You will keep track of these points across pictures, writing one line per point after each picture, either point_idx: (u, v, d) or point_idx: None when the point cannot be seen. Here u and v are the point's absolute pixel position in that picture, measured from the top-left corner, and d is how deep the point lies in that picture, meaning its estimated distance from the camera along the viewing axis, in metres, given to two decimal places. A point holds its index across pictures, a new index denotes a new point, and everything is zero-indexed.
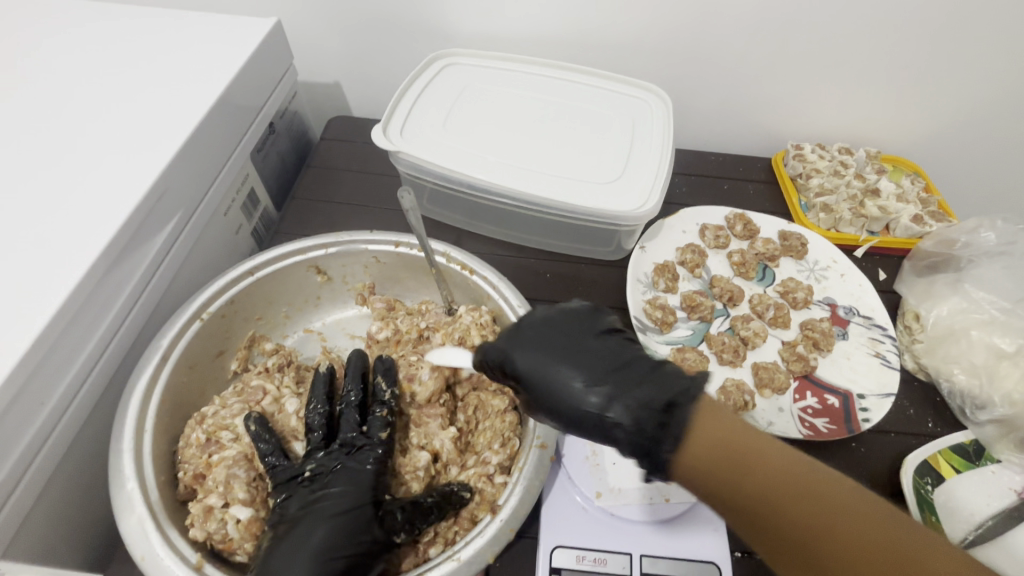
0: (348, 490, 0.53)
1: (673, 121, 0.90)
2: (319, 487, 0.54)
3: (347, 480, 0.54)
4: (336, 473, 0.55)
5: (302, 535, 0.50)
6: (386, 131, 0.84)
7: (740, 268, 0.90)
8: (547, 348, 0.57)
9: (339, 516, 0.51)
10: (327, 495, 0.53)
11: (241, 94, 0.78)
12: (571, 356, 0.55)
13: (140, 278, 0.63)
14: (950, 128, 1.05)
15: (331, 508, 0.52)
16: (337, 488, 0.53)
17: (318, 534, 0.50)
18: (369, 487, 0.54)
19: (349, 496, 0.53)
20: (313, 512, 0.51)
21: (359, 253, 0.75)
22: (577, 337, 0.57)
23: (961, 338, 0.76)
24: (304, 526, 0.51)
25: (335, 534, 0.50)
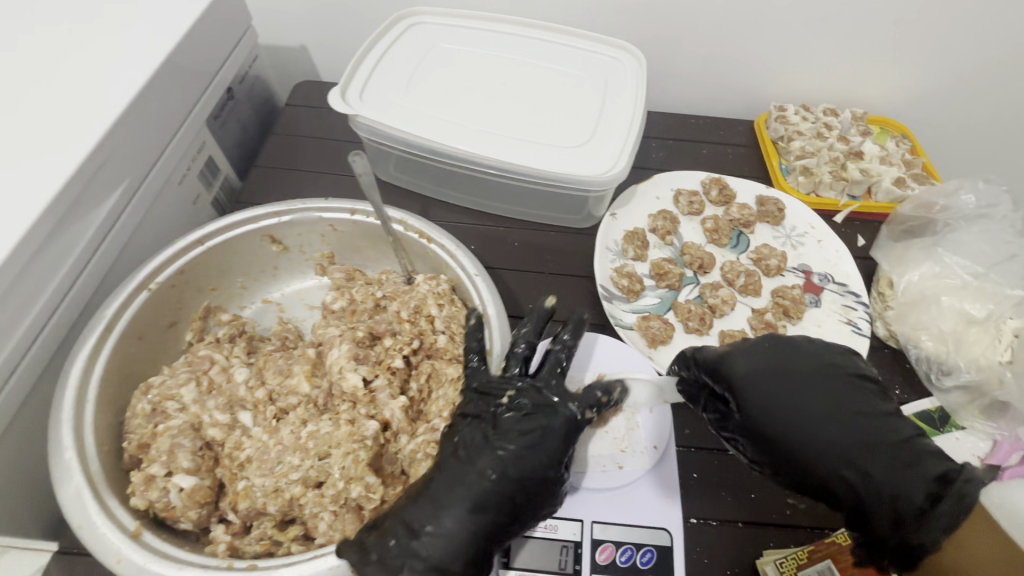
0: (536, 445, 0.55)
1: (645, 81, 0.86)
2: (487, 439, 0.55)
3: (536, 436, 0.55)
4: (513, 420, 0.56)
5: (470, 483, 0.52)
6: (345, 94, 0.81)
7: (713, 235, 0.87)
8: (812, 407, 0.54)
9: (521, 478, 0.53)
10: (499, 449, 0.54)
11: (192, 56, 0.75)
12: (796, 402, 0.54)
13: (86, 246, 0.62)
14: (941, 87, 1.01)
15: (511, 465, 0.53)
16: (519, 439, 0.55)
17: (490, 483, 0.52)
18: (559, 443, 0.56)
19: (540, 455, 0.54)
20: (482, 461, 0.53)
21: (315, 222, 0.74)
22: (844, 386, 0.55)
23: (932, 304, 0.73)
24: (476, 477, 0.53)
25: (501, 487, 0.52)
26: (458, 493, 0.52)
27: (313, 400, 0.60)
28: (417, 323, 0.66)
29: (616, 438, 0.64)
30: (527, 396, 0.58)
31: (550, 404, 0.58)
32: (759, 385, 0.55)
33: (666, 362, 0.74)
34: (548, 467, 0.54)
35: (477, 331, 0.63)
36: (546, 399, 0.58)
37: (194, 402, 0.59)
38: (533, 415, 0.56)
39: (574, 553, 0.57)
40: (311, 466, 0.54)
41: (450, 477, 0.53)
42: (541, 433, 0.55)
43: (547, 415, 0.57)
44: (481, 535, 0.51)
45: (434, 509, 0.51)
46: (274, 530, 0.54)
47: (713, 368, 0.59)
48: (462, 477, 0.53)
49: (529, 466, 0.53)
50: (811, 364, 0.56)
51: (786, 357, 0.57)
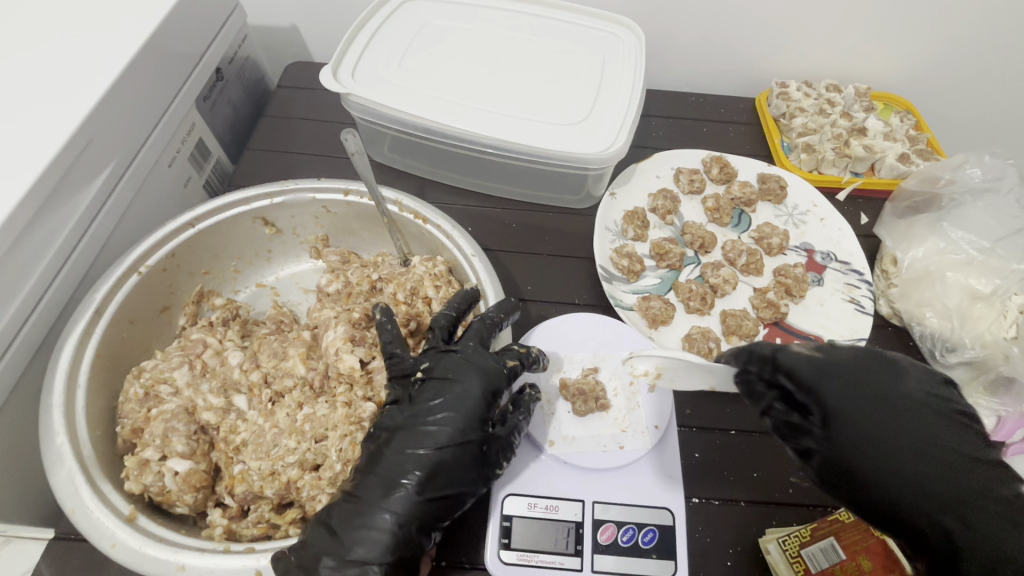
0: (458, 412, 0.51)
1: (644, 57, 0.84)
2: (409, 418, 0.52)
3: (454, 403, 0.52)
4: (432, 390, 0.53)
5: (404, 464, 0.49)
6: (337, 73, 0.79)
7: (714, 213, 0.86)
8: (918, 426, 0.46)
9: (445, 448, 0.50)
10: (426, 425, 0.51)
11: (178, 33, 0.73)
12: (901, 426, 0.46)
13: (72, 231, 0.60)
14: (947, 61, 0.99)
15: (437, 438, 0.50)
16: (442, 409, 0.52)
17: (417, 460, 0.49)
18: (480, 405, 0.52)
19: (460, 421, 0.51)
20: (417, 436, 0.50)
21: (308, 203, 0.72)
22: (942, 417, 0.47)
23: (937, 280, 0.72)
24: (405, 457, 0.49)
25: (430, 463, 0.49)
26: (397, 476, 0.48)
27: (309, 382, 0.58)
28: (413, 304, 0.65)
29: (616, 418, 0.63)
30: (443, 365, 0.54)
31: (467, 365, 0.54)
32: (852, 411, 0.46)
33: (667, 342, 0.74)
34: (470, 432, 0.51)
35: (386, 323, 0.58)
36: (461, 362, 0.54)
37: (188, 385, 0.59)
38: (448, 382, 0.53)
39: (575, 533, 0.56)
40: (308, 449, 0.53)
41: (385, 460, 0.49)
42: (459, 399, 0.52)
43: (465, 378, 0.53)
44: (415, 519, 0.47)
45: (372, 492, 0.48)
46: (272, 514, 0.53)
47: (806, 384, 0.47)
48: (392, 457, 0.49)
49: (451, 433, 0.50)
50: (911, 393, 0.47)
51: (874, 378, 0.47)
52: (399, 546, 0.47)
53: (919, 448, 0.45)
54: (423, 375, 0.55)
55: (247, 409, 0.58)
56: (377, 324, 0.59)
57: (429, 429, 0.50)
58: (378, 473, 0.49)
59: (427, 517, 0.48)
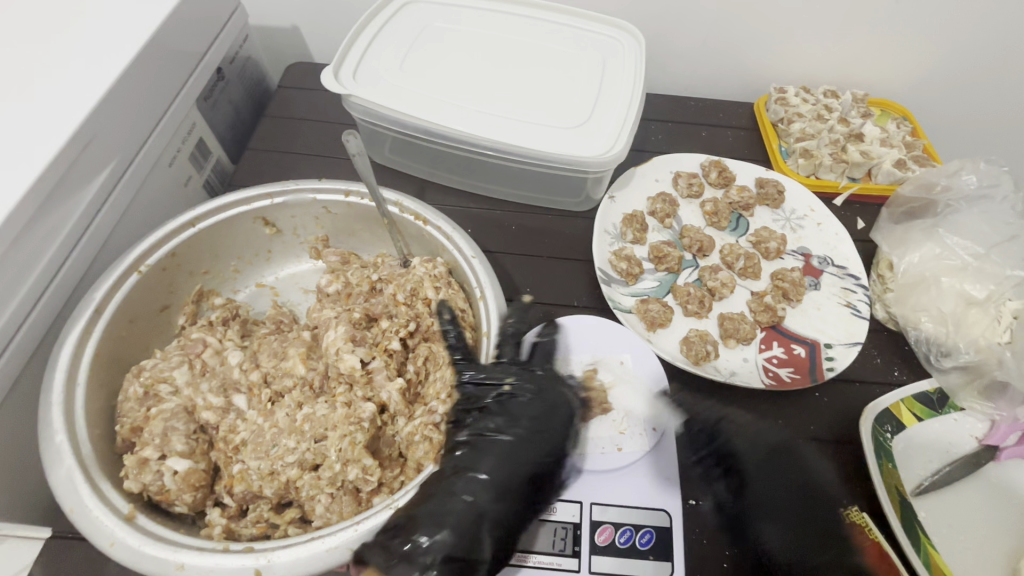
0: (546, 428, 0.58)
1: (644, 61, 0.85)
2: (493, 428, 0.56)
3: (542, 418, 0.59)
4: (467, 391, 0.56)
5: (486, 470, 0.53)
6: (338, 74, 0.79)
7: (713, 217, 0.86)
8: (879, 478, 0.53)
9: (530, 462, 0.56)
10: (508, 436, 0.56)
11: (180, 34, 0.73)
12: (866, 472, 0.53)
13: (72, 229, 0.60)
14: (943, 69, 1.00)
15: (526, 451, 0.56)
16: (526, 423, 0.57)
17: (505, 468, 0.54)
18: (562, 426, 0.60)
19: (546, 437, 0.58)
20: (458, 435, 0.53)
21: (308, 204, 0.73)
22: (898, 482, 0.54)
23: (932, 286, 0.74)
24: (491, 464, 0.54)
25: (514, 473, 0.54)
26: (482, 483, 0.52)
27: (309, 382, 0.59)
28: (413, 305, 0.65)
29: (615, 420, 0.64)
30: (528, 384, 0.60)
31: (552, 389, 0.62)
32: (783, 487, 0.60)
33: (665, 345, 0.74)
34: (552, 449, 0.58)
35: (453, 333, 0.63)
36: (548, 385, 0.62)
37: (187, 385, 0.59)
38: (537, 399, 0.59)
39: (573, 535, 0.57)
40: (308, 449, 0.53)
41: (467, 464, 0.53)
42: (546, 416, 0.59)
43: (551, 398, 0.61)
44: (491, 524, 0.51)
45: (450, 495, 0.51)
46: (271, 514, 0.53)
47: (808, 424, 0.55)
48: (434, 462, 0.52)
49: None
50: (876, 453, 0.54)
51: None
52: (469, 547, 0.50)
53: (797, 536, 0.57)
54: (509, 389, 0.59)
55: (245, 410, 0.58)
56: (444, 332, 0.63)
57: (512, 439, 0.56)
58: (448, 476, 0.53)
59: (498, 522, 0.52)
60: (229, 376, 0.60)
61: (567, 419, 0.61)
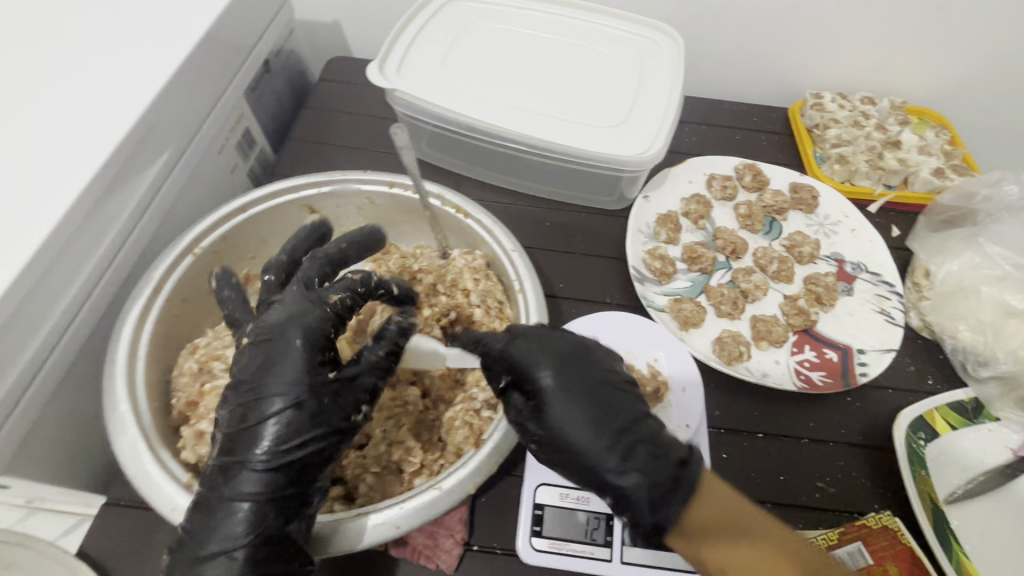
0: (284, 363, 0.48)
1: (683, 63, 0.85)
2: (260, 395, 0.48)
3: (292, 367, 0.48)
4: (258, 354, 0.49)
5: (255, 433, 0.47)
6: (383, 69, 0.81)
7: (746, 220, 0.87)
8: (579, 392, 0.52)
9: (300, 408, 0.48)
10: (276, 390, 0.48)
11: (233, 27, 0.76)
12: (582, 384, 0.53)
13: (133, 211, 0.63)
14: (985, 78, 0.99)
15: (286, 404, 0.47)
16: (271, 374, 0.48)
17: (269, 430, 0.47)
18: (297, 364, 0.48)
19: (577, 408, 0.51)
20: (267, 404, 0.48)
21: (353, 194, 0.75)
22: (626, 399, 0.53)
23: (971, 295, 0.73)
24: (255, 430, 0.47)
25: (281, 431, 0.47)
26: (245, 450, 0.47)
27: None
28: (453, 295, 0.68)
29: None
30: (266, 326, 0.50)
31: (291, 320, 0.50)
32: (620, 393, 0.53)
33: (697, 344, 0.75)
34: (309, 400, 0.48)
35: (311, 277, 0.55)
36: (290, 322, 0.50)
37: None
38: (270, 341, 0.49)
39: (606, 525, 0.58)
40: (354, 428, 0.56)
41: (244, 439, 0.47)
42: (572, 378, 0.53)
43: (280, 332, 0.49)
44: (277, 495, 0.47)
45: (235, 472, 0.46)
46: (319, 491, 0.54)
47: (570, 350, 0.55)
48: (251, 434, 0.47)
49: (293, 412, 0.48)
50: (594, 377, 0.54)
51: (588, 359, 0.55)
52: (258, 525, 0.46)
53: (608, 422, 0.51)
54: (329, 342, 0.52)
55: None
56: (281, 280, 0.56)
57: (276, 404, 0.47)
58: (233, 441, 0.47)
59: (273, 496, 0.46)
60: None
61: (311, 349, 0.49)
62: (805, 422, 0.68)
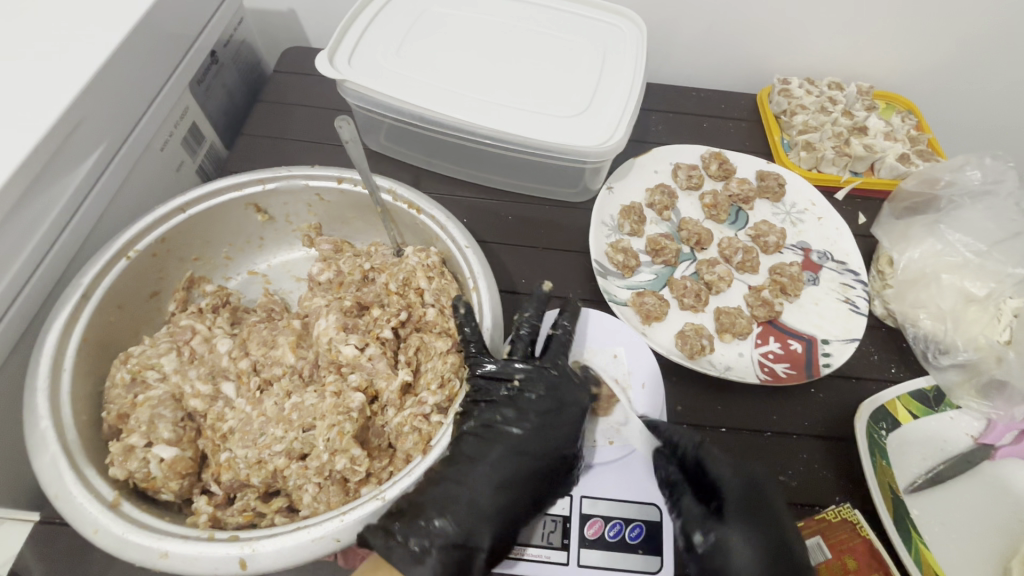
0: (552, 420, 0.59)
1: (645, 49, 0.83)
2: (501, 425, 0.57)
3: (534, 409, 0.59)
4: (534, 398, 0.59)
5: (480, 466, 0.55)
6: (333, 59, 0.77)
7: (712, 210, 0.85)
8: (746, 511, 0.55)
9: (523, 458, 0.57)
10: (511, 427, 0.58)
11: (173, 16, 0.71)
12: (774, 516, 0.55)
13: (60, 213, 0.59)
14: (952, 61, 0.98)
15: (517, 446, 0.57)
16: (528, 422, 0.58)
17: (511, 468, 0.56)
18: (570, 422, 0.59)
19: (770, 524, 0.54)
20: (498, 446, 0.56)
21: (301, 190, 0.72)
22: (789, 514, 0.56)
23: (932, 282, 0.73)
24: (491, 465, 0.55)
25: (519, 472, 0.56)
26: (476, 483, 0.54)
27: (298, 370, 0.59)
28: (405, 295, 0.65)
29: (604, 417, 0.64)
30: (538, 380, 0.60)
31: (568, 381, 0.61)
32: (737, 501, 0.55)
33: (660, 338, 0.73)
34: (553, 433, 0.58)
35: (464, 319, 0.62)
36: (563, 380, 0.61)
37: (175, 371, 0.59)
38: (546, 396, 0.59)
39: (563, 527, 0.56)
40: (295, 439, 0.53)
41: (474, 467, 0.55)
42: (737, 511, 0.55)
43: (558, 392, 0.60)
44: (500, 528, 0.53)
45: (434, 496, 0.52)
46: (257, 502, 0.53)
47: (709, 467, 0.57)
48: (479, 461, 0.55)
49: (554, 440, 0.58)
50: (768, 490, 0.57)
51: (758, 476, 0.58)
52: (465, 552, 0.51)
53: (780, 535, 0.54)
54: (518, 383, 0.59)
55: (231, 399, 0.58)
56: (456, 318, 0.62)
57: (516, 431, 0.58)
58: (468, 477, 0.54)
59: (503, 521, 0.53)
60: (220, 363, 0.60)
61: (579, 416, 0.59)
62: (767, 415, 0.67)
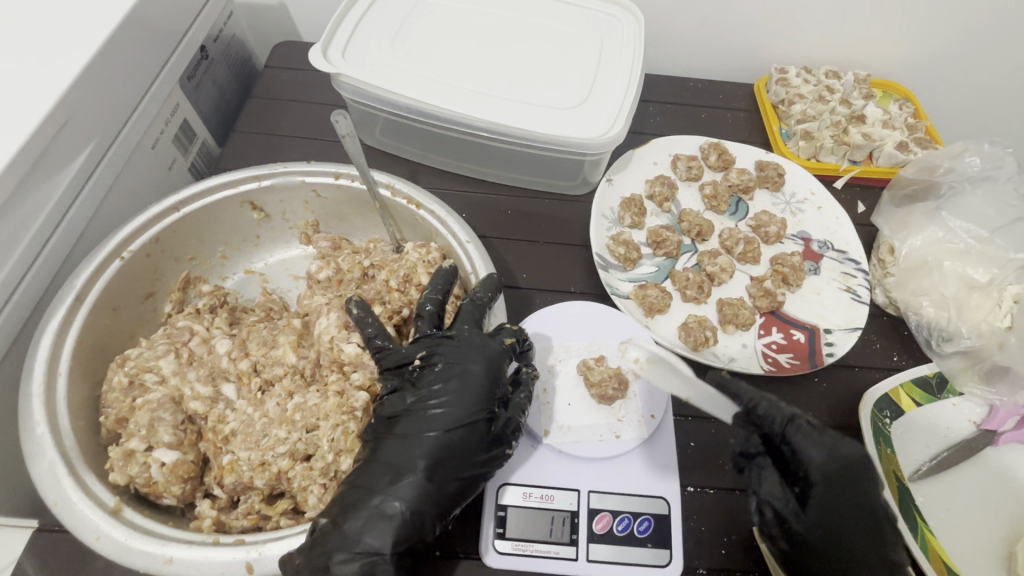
0: (462, 388, 0.52)
1: (643, 39, 0.82)
2: (411, 405, 0.52)
3: (457, 383, 0.52)
4: (434, 373, 0.53)
5: (410, 450, 0.49)
6: (327, 53, 0.76)
7: (712, 201, 0.85)
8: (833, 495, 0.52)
9: (453, 430, 0.50)
10: (432, 405, 0.51)
11: (161, 10, 0.70)
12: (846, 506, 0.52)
13: (50, 214, 0.58)
14: (949, 48, 0.98)
15: (443, 420, 0.50)
16: (443, 393, 0.52)
17: (428, 443, 0.49)
18: (474, 385, 0.52)
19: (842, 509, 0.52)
20: (418, 424, 0.51)
21: (297, 187, 0.71)
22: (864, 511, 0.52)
23: (934, 270, 0.73)
24: (412, 443, 0.50)
25: (440, 446, 0.49)
26: (402, 464, 0.49)
27: (300, 370, 0.58)
28: (406, 291, 0.64)
29: (612, 408, 0.63)
30: (441, 351, 0.54)
31: (466, 347, 0.54)
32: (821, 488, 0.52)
33: (663, 331, 0.73)
34: (474, 408, 0.51)
35: (366, 317, 0.58)
36: (460, 346, 0.54)
37: (174, 374, 0.58)
38: (450, 366, 0.53)
39: (571, 523, 0.56)
40: (299, 439, 0.52)
41: (390, 446, 0.50)
42: (819, 495, 0.52)
43: (462, 361, 0.53)
44: (428, 506, 0.48)
45: (374, 481, 0.48)
46: (262, 505, 0.53)
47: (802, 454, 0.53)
48: (402, 443, 0.50)
49: (459, 411, 0.51)
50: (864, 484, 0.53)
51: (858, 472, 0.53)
52: (409, 534, 0.46)
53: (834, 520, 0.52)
54: (422, 361, 0.54)
55: (233, 400, 0.57)
56: (356, 318, 0.58)
57: (434, 406, 0.51)
58: (388, 461, 0.49)
59: (437, 501, 0.48)
60: (220, 365, 0.59)
61: (485, 374, 0.53)
62: None
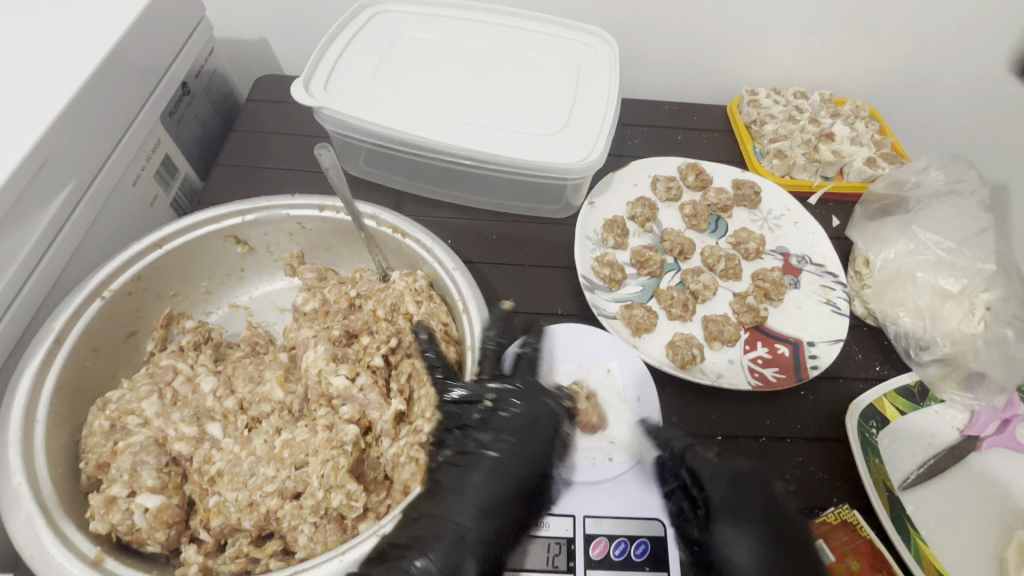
0: (533, 434, 0.56)
1: (618, 66, 0.85)
2: (483, 443, 0.55)
3: (530, 431, 0.57)
4: (509, 417, 0.57)
5: (482, 488, 0.53)
6: (309, 87, 0.77)
7: (692, 220, 0.87)
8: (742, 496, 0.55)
9: (526, 473, 0.54)
10: (503, 447, 0.55)
11: (142, 50, 0.70)
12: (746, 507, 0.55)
13: (28, 255, 0.57)
14: (908, 68, 1.02)
15: (516, 464, 0.54)
16: (515, 438, 0.56)
17: (503, 483, 0.53)
18: (548, 432, 0.57)
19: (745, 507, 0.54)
20: (488, 465, 0.54)
21: (281, 220, 0.71)
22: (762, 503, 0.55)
23: (908, 281, 0.76)
24: (486, 483, 0.53)
25: (515, 487, 0.54)
26: (478, 500, 0.52)
27: (288, 406, 0.57)
28: (394, 321, 0.64)
29: (603, 430, 0.63)
30: (516, 397, 0.58)
31: (542, 396, 0.59)
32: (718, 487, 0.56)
33: (651, 350, 0.73)
34: (546, 454, 0.56)
35: None
36: (536, 394, 0.59)
37: (158, 415, 0.57)
38: (527, 412, 0.57)
39: (567, 549, 0.55)
40: (288, 476, 0.51)
41: (463, 484, 0.52)
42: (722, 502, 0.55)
43: (532, 407, 0.58)
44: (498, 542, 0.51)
45: (453, 516, 0.51)
46: (251, 547, 0.51)
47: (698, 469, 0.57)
48: (470, 482, 0.53)
49: (533, 458, 0.55)
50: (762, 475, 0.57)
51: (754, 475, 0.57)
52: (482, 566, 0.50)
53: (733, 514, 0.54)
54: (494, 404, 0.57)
55: (218, 439, 0.56)
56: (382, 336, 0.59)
57: (504, 449, 0.55)
58: (457, 498, 0.52)
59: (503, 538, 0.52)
60: (205, 403, 0.58)
61: (558, 424, 0.58)
62: (761, 420, 0.67)
